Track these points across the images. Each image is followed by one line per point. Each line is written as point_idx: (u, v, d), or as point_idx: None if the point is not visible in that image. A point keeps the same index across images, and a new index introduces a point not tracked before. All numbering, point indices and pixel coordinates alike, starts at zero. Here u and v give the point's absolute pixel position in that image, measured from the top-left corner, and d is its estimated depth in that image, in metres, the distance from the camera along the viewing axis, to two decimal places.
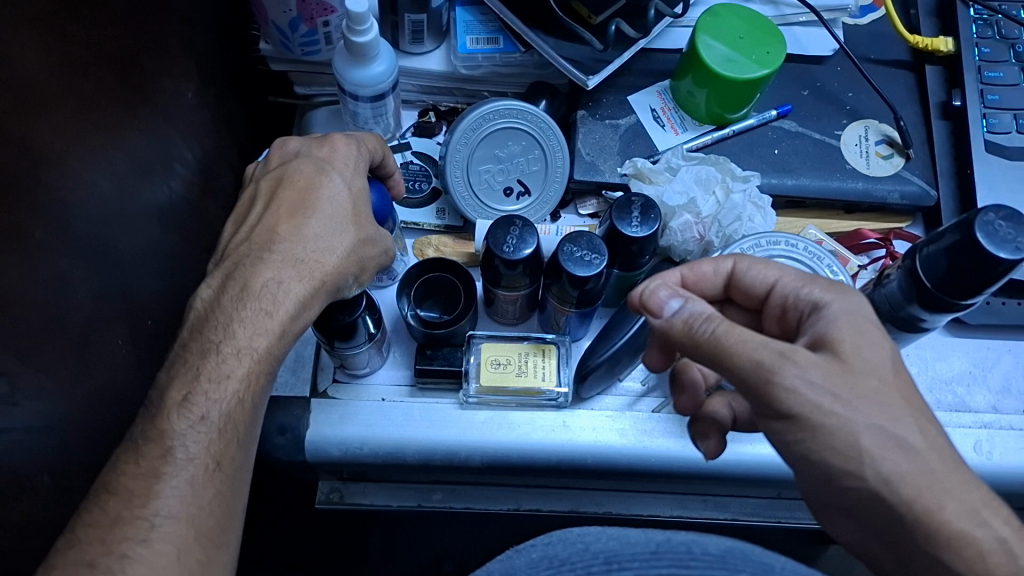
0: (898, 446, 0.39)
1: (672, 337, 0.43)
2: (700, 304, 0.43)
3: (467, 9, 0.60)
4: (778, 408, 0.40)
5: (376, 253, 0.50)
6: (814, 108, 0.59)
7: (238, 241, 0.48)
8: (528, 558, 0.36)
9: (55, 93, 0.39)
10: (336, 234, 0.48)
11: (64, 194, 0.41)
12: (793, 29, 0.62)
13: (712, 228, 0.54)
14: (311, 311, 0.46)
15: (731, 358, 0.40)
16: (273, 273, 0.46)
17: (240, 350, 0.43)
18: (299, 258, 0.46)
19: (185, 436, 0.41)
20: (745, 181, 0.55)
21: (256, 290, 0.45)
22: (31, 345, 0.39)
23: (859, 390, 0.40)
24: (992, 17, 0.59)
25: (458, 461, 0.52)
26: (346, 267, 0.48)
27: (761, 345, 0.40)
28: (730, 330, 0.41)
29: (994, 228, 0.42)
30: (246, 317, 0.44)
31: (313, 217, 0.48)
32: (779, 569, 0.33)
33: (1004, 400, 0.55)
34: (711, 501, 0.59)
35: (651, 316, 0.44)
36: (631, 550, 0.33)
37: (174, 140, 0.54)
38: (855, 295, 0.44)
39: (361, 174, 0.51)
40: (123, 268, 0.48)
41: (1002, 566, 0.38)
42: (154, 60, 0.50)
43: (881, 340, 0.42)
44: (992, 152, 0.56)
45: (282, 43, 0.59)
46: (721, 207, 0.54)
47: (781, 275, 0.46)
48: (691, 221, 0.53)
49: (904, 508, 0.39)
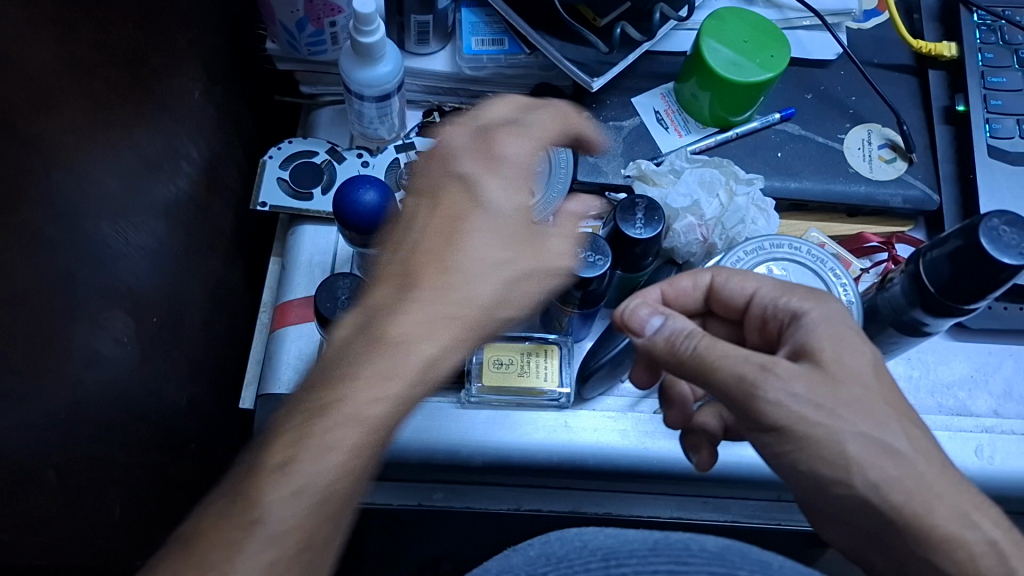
0: (885, 453, 0.39)
1: (656, 356, 0.44)
2: (679, 320, 0.43)
3: (473, 10, 0.61)
4: (762, 421, 0.40)
5: (541, 288, 0.47)
6: (818, 112, 0.60)
7: (390, 262, 0.46)
8: (527, 556, 0.38)
9: (66, 93, 0.40)
10: (490, 275, 0.45)
11: (73, 193, 0.41)
12: (797, 33, 0.62)
13: (716, 230, 0.54)
14: (446, 364, 0.43)
15: (714, 373, 0.41)
16: (408, 328, 0.42)
17: (352, 416, 0.39)
18: (446, 309, 0.43)
19: (277, 504, 0.37)
20: (748, 184, 0.55)
21: (387, 340, 0.42)
22: (38, 343, 0.39)
23: (842, 396, 0.40)
24: (996, 23, 0.59)
25: (460, 460, 0.52)
26: (506, 303, 0.46)
27: (743, 359, 0.41)
28: (712, 346, 0.41)
29: (998, 233, 0.42)
30: (369, 372, 0.40)
31: (460, 251, 0.45)
32: (778, 567, 0.34)
33: (1006, 404, 0.55)
34: (711, 502, 0.58)
35: (633, 335, 0.44)
36: (628, 546, 0.35)
37: (180, 138, 0.54)
38: (833, 303, 0.44)
39: (522, 190, 0.48)
40: (129, 266, 0.48)
41: (993, 568, 0.39)
42: (162, 60, 0.50)
43: (860, 345, 0.42)
44: (995, 157, 0.56)
45: (289, 42, 0.59)
46: (725, 209, 0.54)
47: (759, 287, 0.46)
48: (694, 223, 0.53)
49: (900, 515, 0.39)
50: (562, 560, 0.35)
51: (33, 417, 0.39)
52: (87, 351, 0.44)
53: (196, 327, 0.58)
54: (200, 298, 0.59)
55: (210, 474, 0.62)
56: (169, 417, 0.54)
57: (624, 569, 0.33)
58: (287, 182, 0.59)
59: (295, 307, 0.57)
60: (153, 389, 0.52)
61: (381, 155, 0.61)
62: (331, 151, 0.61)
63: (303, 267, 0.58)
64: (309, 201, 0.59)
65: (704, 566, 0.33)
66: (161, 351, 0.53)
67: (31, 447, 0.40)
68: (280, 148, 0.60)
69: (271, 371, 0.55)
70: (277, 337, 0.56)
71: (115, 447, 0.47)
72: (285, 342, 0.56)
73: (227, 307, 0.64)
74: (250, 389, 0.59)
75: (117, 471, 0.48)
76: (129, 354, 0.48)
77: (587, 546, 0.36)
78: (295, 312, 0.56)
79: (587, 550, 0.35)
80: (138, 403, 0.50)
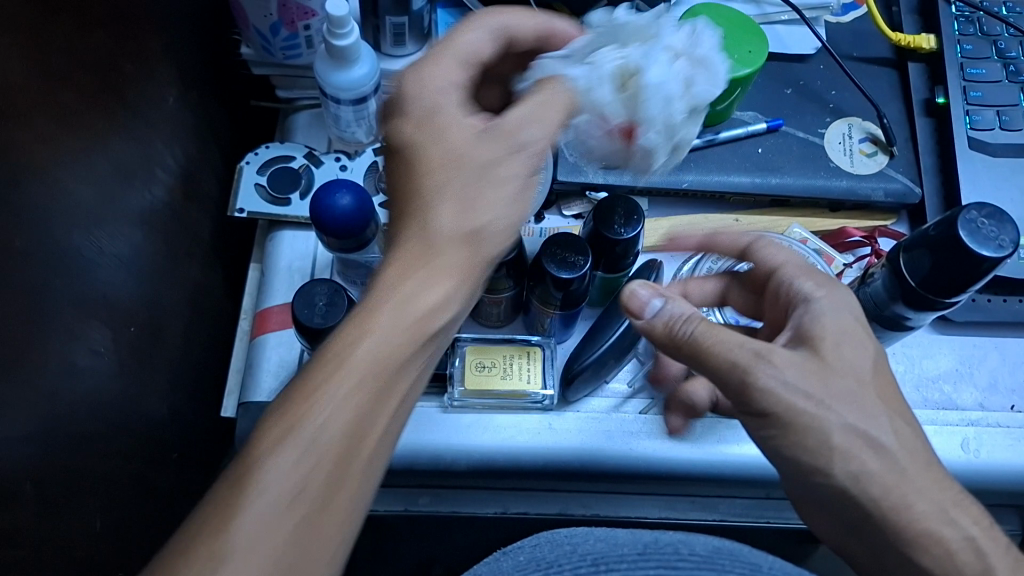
0: (871, 447, 0.39)
1: (653, 337, 0.43)
2: (679, 304, 0.43)
3: (448, 11, 0.60)
4: (756, 407, 0.40)
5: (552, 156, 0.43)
6: (798, 107, 0.59)
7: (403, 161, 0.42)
8: (515, 560, 0.43)
9: (36, 102, 0.39)
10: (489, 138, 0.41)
11: (45, 204, 0.41)
12: (776, 28, 0.61)
13: (674, 112, 0.45)
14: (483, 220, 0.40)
15: (710, 358, 0.40)
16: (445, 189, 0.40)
17: (431, 251, 0.39)
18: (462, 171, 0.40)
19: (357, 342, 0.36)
20: (678, 32, 0.46)
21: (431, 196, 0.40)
22: (13, 358, 0.38)
23: (834, 388, 0.39)
24: (974, 14, 0.59)
25: (444, 465, 0.52)
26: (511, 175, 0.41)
27: (738, 345, 0.40)
28: (709, 330, 0.41)
29: (976, 226, 0.42)
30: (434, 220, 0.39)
31: (453, 129, 0.41)
32: (765, 567, 0.41)
33: (991, 397, 0.55)
34: (699, 502, 0.58)
35: (633, 317, 0.43)
36: (619, 553, 0.40)
37: (155, 144, 0.53)
38: (844, 296, 0.43)
39: (456, 67, 0.43)
40: (105, 275, 0.47)
41: (970, 565, 0.39)
42: (133, 66, 0.49)
43: (856, 343, 0.41)
44: (976, 149, 0.56)
45: (263, 47, 0.58)
46: (639, 93, 0.44)
47: (788, 261, 0.46)
48: (593, 120, 0.44)
49: (882, 506, 0.39)
50: (552, 564, 0.41)
51: (9, 429, 0.38)
52: (64, 362, 0.43)
53: (175, 338, 0.57)
54: (179, 306, 0.58)
55: (191, 483, 0.61)
56: (150, 427, 0.54)
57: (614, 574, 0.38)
58: (264, 188, 0.59)
59: (275, 314, 0.56)
60: (132, 400, 0.51)
61: (359, 159, 0.60)
62: (309, 155, 0.60)
63: (283, 273, 0.58)
64: (287, 206, 0.58)
65: (695, 569, 0.38)
66: (139, 360, 0.52)
67: (9, 460, 0.39)
68: (257, 153, 0.60)
69: (252, 379, 0.54)
70: (258, 343, 0.56)
71: (94, 461, 0.46)
72: (266, 349, 0.55)
73: (207, 315, 0.64)
74: (231, 397, 0.58)
75: (100, 485, 0.47)
76: (106, 365, 0.47)
77: (577, 550, 0.41)
78: (274, 319, 0.56)
79: (577, 555, 0.41)
80: (117, 414, 0.49)
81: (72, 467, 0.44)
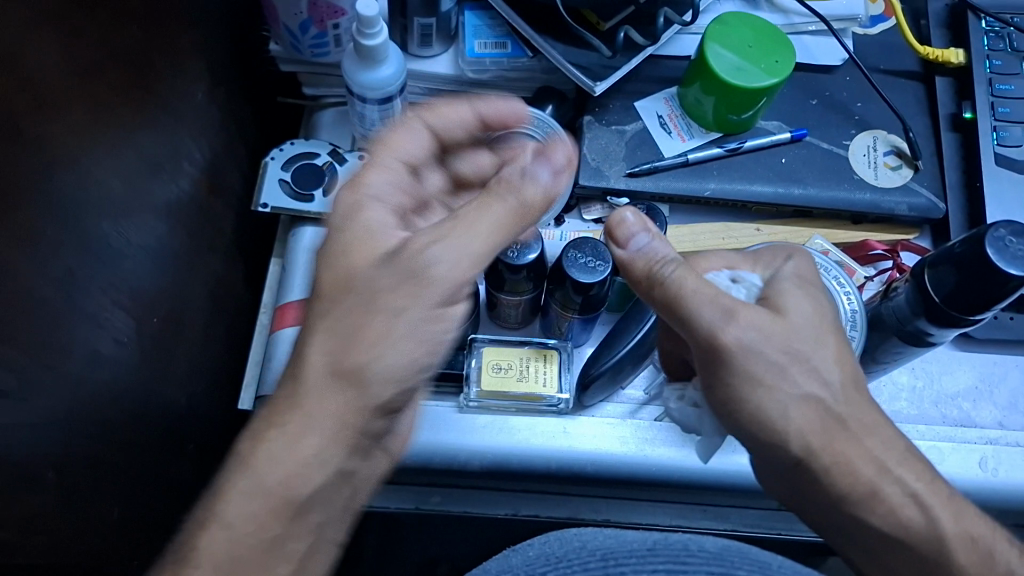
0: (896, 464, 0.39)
1: (629, 272, 0.43)
2: (663, 245, 0.43)
3: (476, 13, 0.61)
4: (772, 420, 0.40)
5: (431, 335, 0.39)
6: (823, 118, 0.59)
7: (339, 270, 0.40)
8: (526, 556, 0.43)
9: (69, 94, 0.40)
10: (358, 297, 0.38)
11: (75, 193, 0.41)
12: (803, 38, 0.61)
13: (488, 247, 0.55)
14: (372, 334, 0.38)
15: (681, 305, 0.41)
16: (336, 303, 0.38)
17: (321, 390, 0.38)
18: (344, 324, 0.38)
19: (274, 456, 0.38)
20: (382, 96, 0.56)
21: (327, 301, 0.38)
22: (39, 345, 0.39)
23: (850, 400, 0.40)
24: (1004, 30, 0.59)
25: (458, 464, 0.53)
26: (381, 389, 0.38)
27: (710, 301, 0.41)
28: (686, 277, 0.41)
29: (1005, 244, 0.42)
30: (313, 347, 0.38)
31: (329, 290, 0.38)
32: (774, 565, 0.41)
33: (1010, 416, 0.54)
34: (710, 511, 0.58)
35: (615, 245, 0.44)
36: (627, 547, 0.41)
37: (182, 138, 0.54)
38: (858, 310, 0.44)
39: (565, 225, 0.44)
40: (129, 265, 0.48)
41: None
42: (164, 60, 0.50)
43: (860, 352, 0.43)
44: (1002, 165, 0.55)
45: (292, 44, 0.59)
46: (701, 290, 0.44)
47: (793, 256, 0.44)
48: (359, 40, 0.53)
49: None
50: (562, 560, 0.41)
51: (33, 413, 0.39)
52: (87, 351, 0.43)
53: (195, 329, 0.58)
54: (200, 298, 0.59)
55: (207, 472, 0.62)
56: (169, 417, 0.54)
57: (622, 568, 0.39)
58: (288, 184, 0.59)
59: (295, 309, 0.57)
60: (152, 390, 0.51)
61: None
62: (333, 152, 0.61)
63: (304, 268, 0.58)
64: (310, 202, 0.59)
65: (703, 565, 0.39)
66: (161, 350, 0.53)
67: (31, 445, 0.39)
68: (282, 149, 0.60)
69: (270, 374, 0.55)
70: (277, 338, 0.56)
71: (115, 448, 0.47)
72: (285, 344, 0.56)
73: (228, 308, 0.64)
74: (249, 390, 0.59)
75: (120, 472, 0.48)
76: (128, 354, 0.48)
77: (585, 546, 0.42)
78: (295, 314, 0.56)
79: (585, 551, 0.41)
80: (138, 402, 0.50)
81: (93, 456, 0.44)
